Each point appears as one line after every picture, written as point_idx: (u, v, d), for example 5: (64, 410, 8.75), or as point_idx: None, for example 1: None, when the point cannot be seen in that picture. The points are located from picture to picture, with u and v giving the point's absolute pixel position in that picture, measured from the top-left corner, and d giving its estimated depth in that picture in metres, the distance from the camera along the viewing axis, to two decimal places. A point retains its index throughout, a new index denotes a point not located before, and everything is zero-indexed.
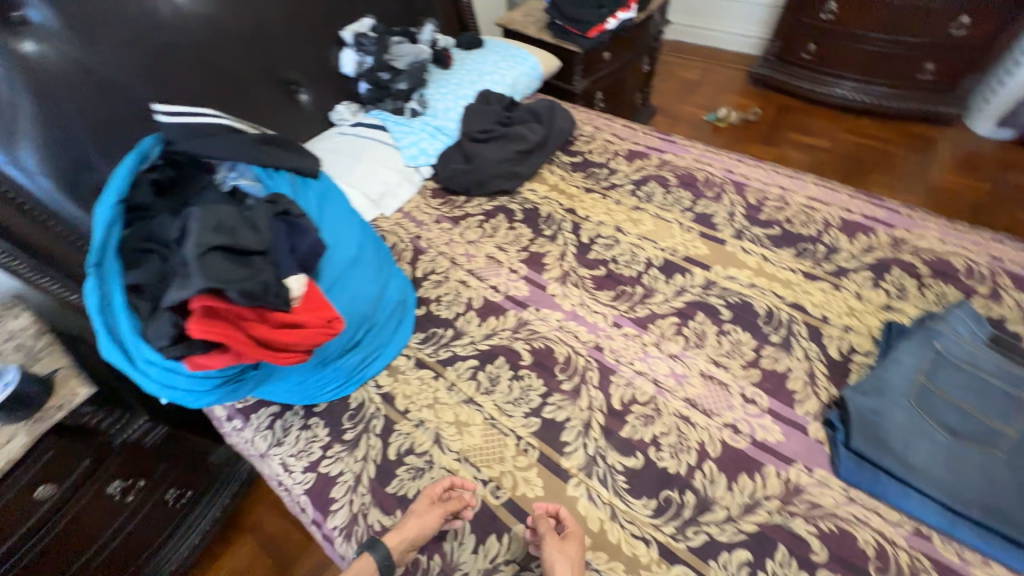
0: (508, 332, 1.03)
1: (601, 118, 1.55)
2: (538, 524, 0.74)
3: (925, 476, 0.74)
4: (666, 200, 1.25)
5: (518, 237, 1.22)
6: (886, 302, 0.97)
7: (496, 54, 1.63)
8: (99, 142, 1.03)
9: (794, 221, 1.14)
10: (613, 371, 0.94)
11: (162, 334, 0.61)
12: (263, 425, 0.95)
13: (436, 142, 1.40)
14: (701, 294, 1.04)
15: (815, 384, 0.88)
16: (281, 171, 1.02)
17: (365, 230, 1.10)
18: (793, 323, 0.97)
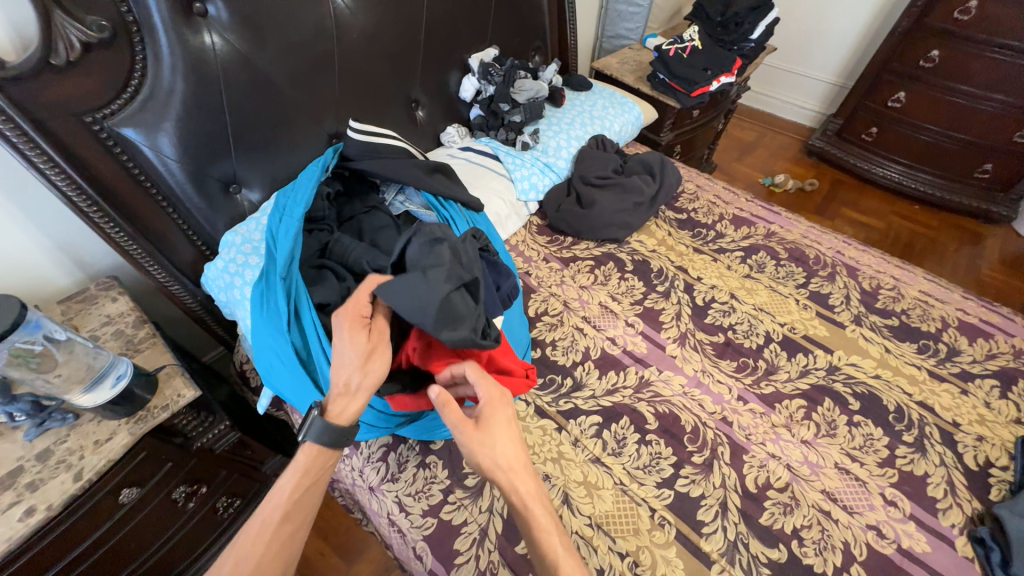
0: (631, 390, 1.01)
1: (702, 178, 1.57)
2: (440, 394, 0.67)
3: None
4: (777, 273, 1.26)
5: (631, 288, 1.21)
6: (1015, 415, 0.97)
7: (604, 99, 1.66)
8: (242, 142, 1.01)
9: (911, 314, 1.15)
10: (744, 450, 0.92)
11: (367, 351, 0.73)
12: (375, 457, 0.91)
13: (547, 178, 1.40)
14: (825, 378, 1.03)
15: (956, 494, 0.86)
16: (450, 203, 1.05)
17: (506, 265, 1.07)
18: (924, 424, 0.95)
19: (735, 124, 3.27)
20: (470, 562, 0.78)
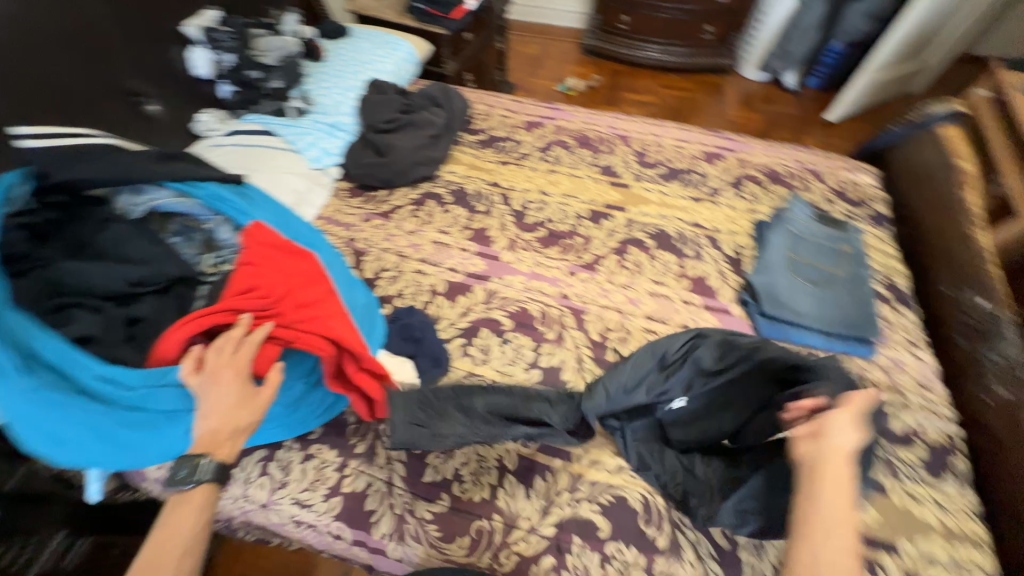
0: (482, 305, 1.08)
1: (489, 96, 1.64)
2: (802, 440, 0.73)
3: (809, 318, 1.03)
4: (572, 160, 1.42)
5: (456, 218, 1.26)
6: (750, 206, 1.28)
7: (367, 41, 1.57)
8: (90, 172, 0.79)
9: (672, 159, 1.41)
10: (583, 312, 1.08)
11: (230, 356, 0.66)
12: (256, 475, 0.85)
13: (337, 138, 1.32)
14: (627, 231, 1.24)
15: (725, 278, 1.14)
16: (203, 182, 0.89)
17: (312, 231, 0.98)
18: (697, 237, 1.22)
19: (519, 42, 3.40)
20: (386, 514, 0.81)
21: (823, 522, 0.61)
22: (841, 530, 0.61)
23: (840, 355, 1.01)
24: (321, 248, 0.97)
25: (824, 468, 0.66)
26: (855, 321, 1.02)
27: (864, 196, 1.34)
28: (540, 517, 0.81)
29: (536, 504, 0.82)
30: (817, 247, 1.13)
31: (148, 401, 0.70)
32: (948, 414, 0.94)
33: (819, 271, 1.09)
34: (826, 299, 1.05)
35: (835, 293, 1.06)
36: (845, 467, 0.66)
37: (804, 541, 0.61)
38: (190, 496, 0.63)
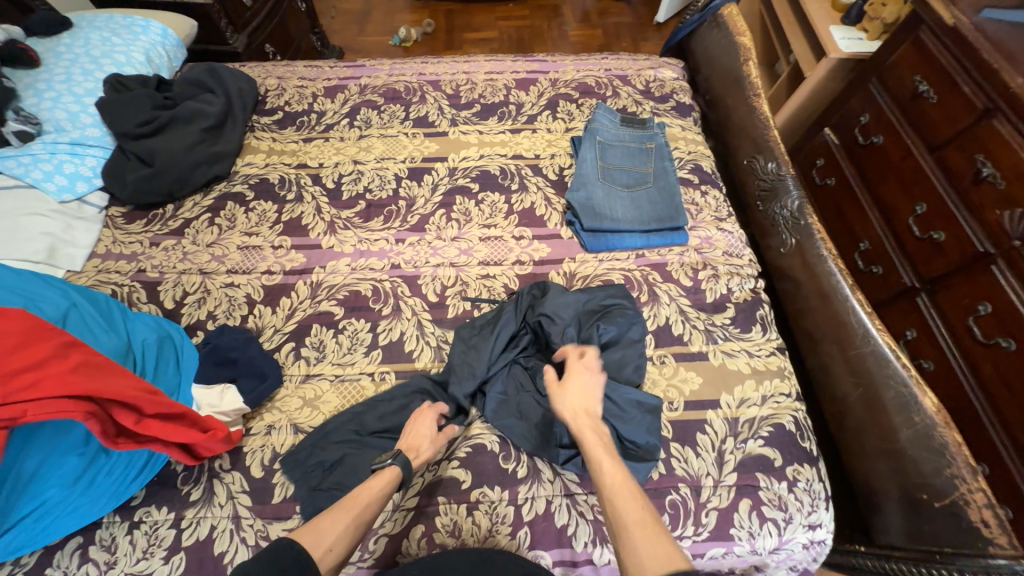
0: (308, 300, 1.00)
1: (279, 68, 1.44)
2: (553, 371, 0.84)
3: (626, 221, 1.07)
4: (383, 119, 1.31)
5: (262, 214, 1.12)
6: (566, 126, 1.28)
7: (101, 29, 1.28)
8: None
9: (486, 95, 1.35)
10: (417, 277, 1.04)
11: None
12: (74, 568, 0.73)
13: (87, 159, 1.10)
14: (450, 181, 1.19)
15: (551, 204, 1.14)
16: None
17: (54, 284, 0.89)
18: (520, 170, 1.20)
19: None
20: (239, 550, 0.76)
21: (607, 494, 0.67)
22: (619, 486, 0.67)
23: (659, 249, 1.07)
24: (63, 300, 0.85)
25: (584, 437, 0.75)
26: (665, 213, 1.08)
27: (669, 89, 1.38)
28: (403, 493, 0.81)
29: None
30: (623, 151, 1.17)
31: None
32: (753, 273, 1.06)
33: (628, 174, 1.14)
34: (638, 199, 1.10)
35: (645, 191, 1.11)
36: (592, 432, 0.75)
37: (611, 514, 0.65)
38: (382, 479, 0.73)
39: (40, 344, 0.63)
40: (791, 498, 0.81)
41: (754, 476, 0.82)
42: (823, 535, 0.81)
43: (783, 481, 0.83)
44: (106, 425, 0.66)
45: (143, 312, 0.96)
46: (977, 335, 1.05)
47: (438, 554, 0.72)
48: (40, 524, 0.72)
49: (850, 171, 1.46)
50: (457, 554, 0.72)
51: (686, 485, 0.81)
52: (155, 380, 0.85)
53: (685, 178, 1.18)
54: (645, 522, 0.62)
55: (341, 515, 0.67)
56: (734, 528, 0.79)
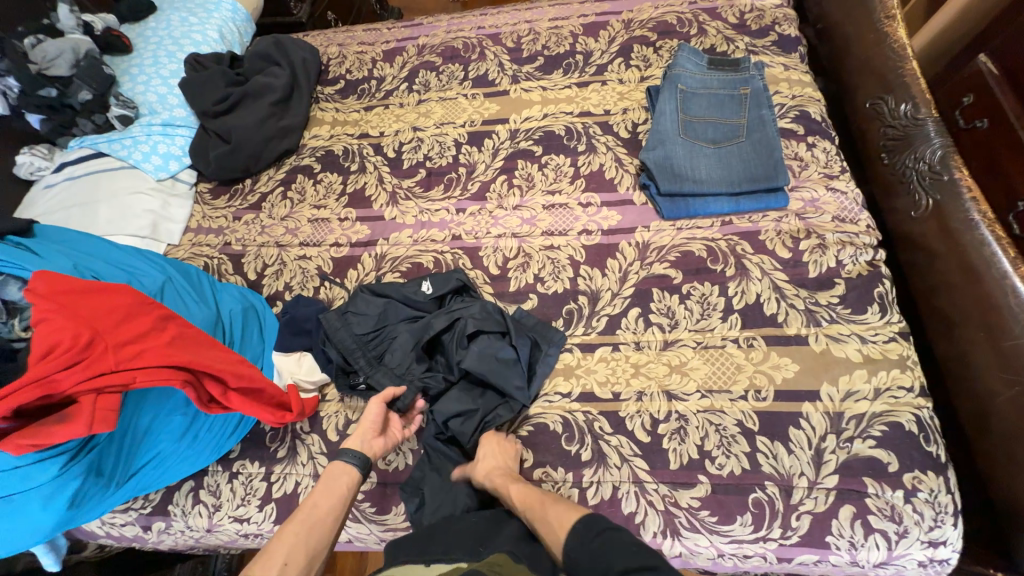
0: (374, 273, 1.02)
1: (340, 34, 1.42)
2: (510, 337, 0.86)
3: (710, 182, 0.94)
4: (441, 81, 1.24)
5: (329, 186, 1.14)
6: (641, 75, 1.13)
7: (179, 9, 1.33)
8: None
9: (550, 45, 1.23)
10: (478, 248, 1.00)
11: (86, 385, 0.64)
12: (189, 507, 0.84)
13: (176, 138, 1.18)
14: (512, 145, 1.11)
15: (622, 165, 1.03)
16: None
17: (156, 260, 0.98)
18: (588, 128, 1.09)
19: None
20: None
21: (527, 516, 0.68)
22: (533, 499, 0.70)
23: (750, 215, 0.93)
24: (158, 274, 0.94)
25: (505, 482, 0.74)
26: (757, 171, 0.93)
27: (770, 19, 1.15)
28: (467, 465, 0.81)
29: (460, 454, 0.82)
30: (708, 100, 1.01)
31: (23, 479, 0.68)
32: (872, 242, 0.89)
33: (713, 127, 0.98)
34: (725, 156, 0.95)
35: (734, 146, 0.96)
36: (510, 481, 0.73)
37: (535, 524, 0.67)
38: (331, 492, 0.72)
39: (142, 316, 0.71)
40: (907, 509, 0.70)
41: (861, 480, 0.71)
42: (947, 554, 0.69)
43: (898, 489, 0.71)
44: (199, 393, 0.74)
45: (230, 283, 1.03)
46: None
47: (503, 511, 0.72)
48: (158, 470, 0.82)
49: (1013, 108, 1.14)
50: (521, 517, 0.72)
51: (774, 484, 0.73)
52: (243, 348, 0.92)
53: (786, 129, 1.00)
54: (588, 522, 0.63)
55: (281, 541, 0.65)
56: (831, 536, 0.70)
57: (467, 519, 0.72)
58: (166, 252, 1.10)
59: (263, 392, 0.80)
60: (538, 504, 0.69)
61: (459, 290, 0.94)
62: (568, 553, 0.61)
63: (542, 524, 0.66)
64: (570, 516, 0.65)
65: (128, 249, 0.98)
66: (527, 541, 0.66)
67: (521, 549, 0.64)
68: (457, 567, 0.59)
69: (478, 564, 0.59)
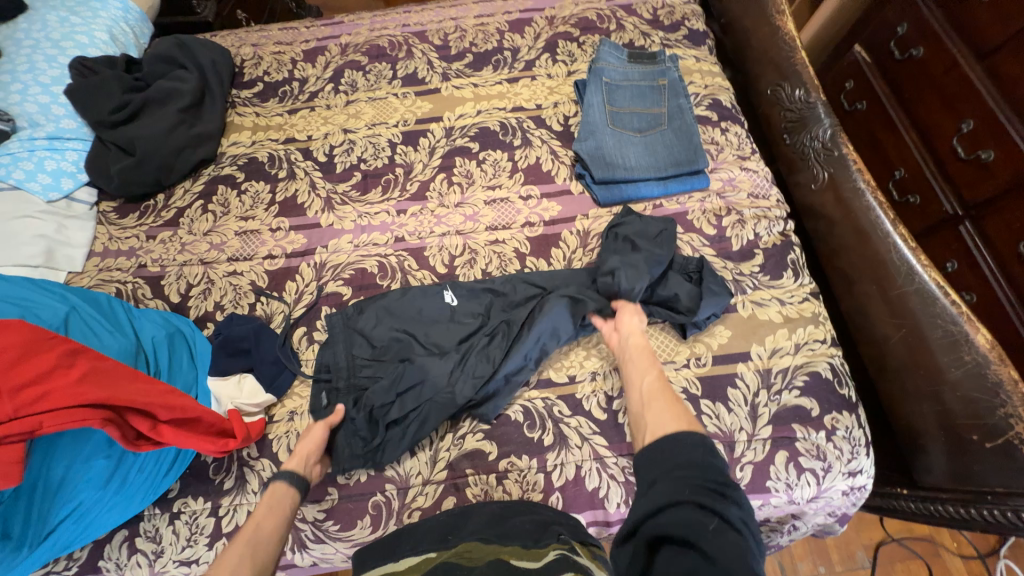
0: (315, 284, 0.97)
1: (253, 33, 1.34)
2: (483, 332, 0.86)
3: (640, 169, 0.99)
4: (369, 81, 1.21)
5: (256, 196, 1.07)
6: (567, 70, 1.17)
7: (56, 7, 1.18)
8: None
9: (477, 42, 1.23)
10: (423, 248, 0.99)
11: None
12: (124, 558, 0.75)
13: (67, 153, 1.05)
14: (448, 143, 1.11)
15: (558, 157, 1.06)
16: None
17: (55, 290, 0.87)
18: (522, 123, 1.11)
19: None
20: None
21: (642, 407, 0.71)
22: (655, 394, 0.72)
23: (678, 197, 1.00)
24: (59, 304, 0.84)
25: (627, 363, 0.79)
26: (680, 156, 1.00)
27: (680, 15, 1.24)
28: (431, 467, 0.80)
29: (422, 457, 0.81)
30: (631, 92, 1.06)
31: None
32: (781, 214, 0.99)
33: (639, 117, 1.04)
34: (651, 144, 1.01)
35: (659, 134, 1.02)
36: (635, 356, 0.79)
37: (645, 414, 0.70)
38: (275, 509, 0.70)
39: (46, 352, 0.63)
40: (830, 447, 0.79)
41: (791, 427, 0.80)
42: (863, 480, 0.79)
43: (821, 430, 0.80)
44: (121, 429, 0.67)
45: (150, 307, 0.94)
46: None
47: (469, 505, 0.72)
48: (80, 525, 0.73)
49: (884, 91, 1.32)
50: (489, 504, 0.72)
51: (719, 441, 0.79)
52: (172, 377, 0.85)
53: (702, 116, 1.08)
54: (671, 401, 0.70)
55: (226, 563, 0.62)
56: (771, 481, 0.77)
57: (428, 519, 0.71)
58: (68, 280, 0.98)
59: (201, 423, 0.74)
60: (655, 397, 0.72)
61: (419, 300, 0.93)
62: (664, 442, 0.62)
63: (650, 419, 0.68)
64: (686, 418, 0.66)
65: (18, 280, 0.86)
66: (495, 525, 0.66)
67: (490, 533, 0.63)
68: (425, 558, 0.60)
69: (448, 552, 0.60)
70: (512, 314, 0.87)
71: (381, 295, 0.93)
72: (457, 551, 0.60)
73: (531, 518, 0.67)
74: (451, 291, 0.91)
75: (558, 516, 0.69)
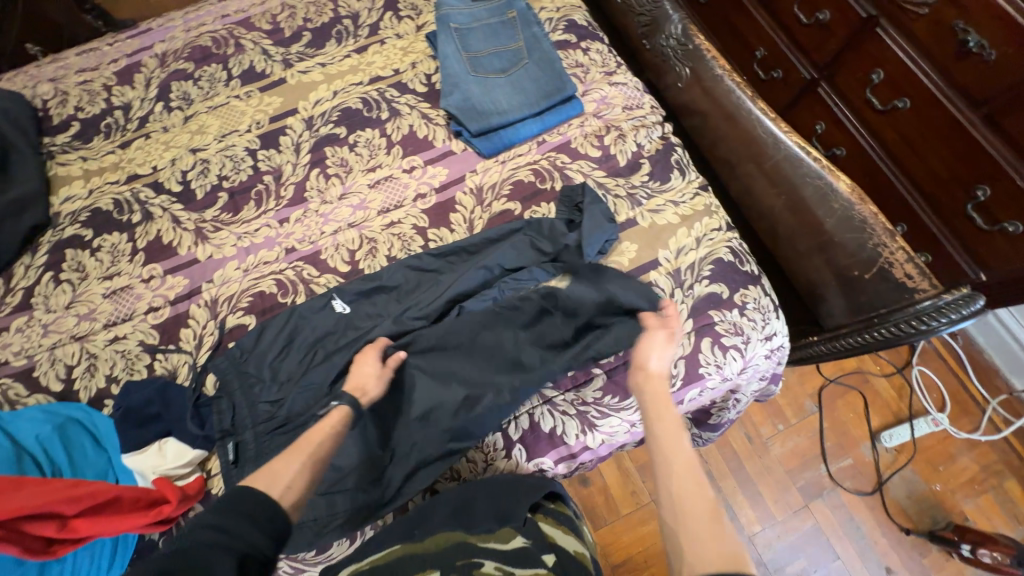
0: (212, 323, 0.89)
1: (46, 67, 1.13)
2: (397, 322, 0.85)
3: (513, 110, 0.97)
4: (203, 89, 1.07)
5: (114, 249, 0.95)
6: (416, 25, 1.10)
7: None
8: None
9: (311, 16, 1.12)
10: (318, 252, 0.93)
11: None
12: None
13: None
14: (312, 134, 1.02)
15: (430, 120, 1.01)
16: None
17: None
18: (384, 94, 1.04)
19: None
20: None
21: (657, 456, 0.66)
22: (671, 446, 0.67)
23: (558, 128, 0.99)
24: None
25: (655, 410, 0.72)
26: (549, 87, 0.98)
27: None
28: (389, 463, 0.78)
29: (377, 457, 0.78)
30: (484, 32, 1.02)
31: None
32: (657, 119, 1.00)
33: (498, 57, 1.00)
34: (517, 81, 0.98)
35: (522, 69, 0.99)
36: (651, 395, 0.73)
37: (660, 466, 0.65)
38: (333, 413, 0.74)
39: None
40: (744, 321, 0.85)
41: (708, 314, 0.85)
42: (780, 341, 0.87)
43: (734, 308, 0.86)
44: (22, 543, 0.65)
45: (27, 406, 0.82)
46: (875, 104, 1.12)
47: (433, 497, 0.71)
48: None
49: None
50: (451, 490, 0.71)
51: None
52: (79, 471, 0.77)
53: (562, 41, 1.06)
54: (679, 449, 0.66)
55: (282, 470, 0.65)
56: (702, 367, 0.83)
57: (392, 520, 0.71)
58: None
59: (121, 507, 0.70)
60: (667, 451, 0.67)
61: (315, 318, 0.87)
62: (689, 518, 0.58)
63: (666, 474, 0.64)
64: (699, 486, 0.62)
65: None
66: (460, 509, 0.67)
67: (456, 520, 0.65)
68: (391, 549, 0.61)
69: (414, 543, 0.61)
70: (408, 305, 0.87)
71: (270, 322, 0.87)
72: (426, 544, 0.61)
73: (492, 493, 0.69)
74: (340, 299, 0.88)
75: (516, 478, 0.73)
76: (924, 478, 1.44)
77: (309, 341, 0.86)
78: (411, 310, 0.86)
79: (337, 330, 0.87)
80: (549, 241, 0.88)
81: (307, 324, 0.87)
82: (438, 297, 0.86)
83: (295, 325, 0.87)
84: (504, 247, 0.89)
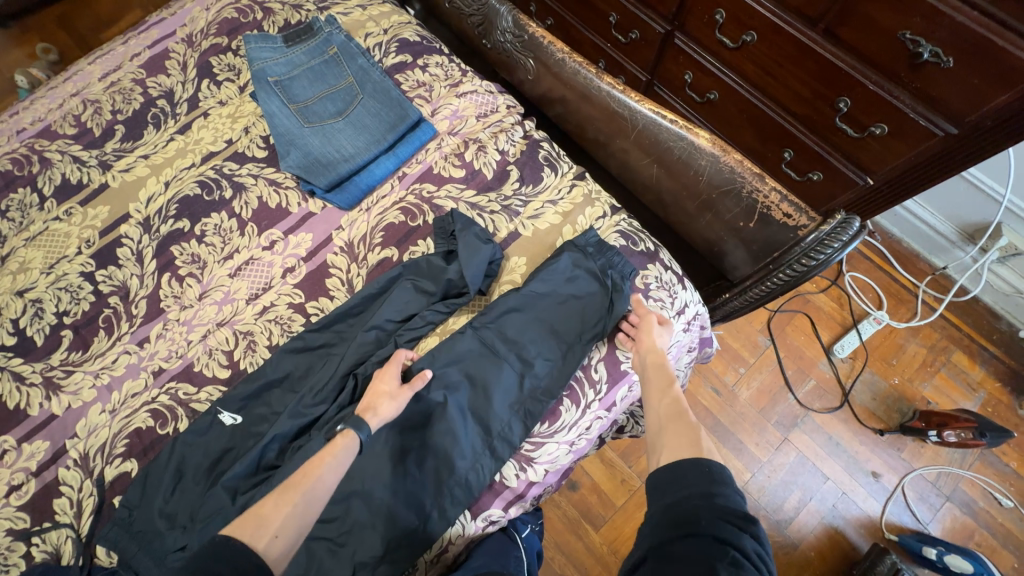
0: (88, 483, 0.77)
1: None
2: (292, 415, 0.76)
3: (361, 153, 0.90)
4: (13, 219, 0.94)
5: None
6: (238, 89, 1.01)
7: None
8: None
9: (119, 107, 1.00)
10: (191, 365, 0.83)
11: None
12: None
13: None
14: (153, 236, 0.91)
15: (278, 184, 0.93)
16: None
17: None
18: (221, 170, 0.95)
19: None
20: None
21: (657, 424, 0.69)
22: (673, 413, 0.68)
23: (415, 156, 0.92)
24: None
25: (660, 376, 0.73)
26: (391, 118, 0.92)
27: None
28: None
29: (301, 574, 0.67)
30: (308, 77, 0.95)
31: None
32: (515, 120, 0.96)
33: (330, 99, 0.93)
34: (357, 120, 0.92)
35: (359, 106, 0.93)
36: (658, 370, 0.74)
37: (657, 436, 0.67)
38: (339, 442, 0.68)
39: None
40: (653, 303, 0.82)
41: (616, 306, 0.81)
42: (693, 310, 0.85)
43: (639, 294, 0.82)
44: None
45: None
46: (727, 43, 1.11)
47: None
48: None
49: None
50: None
51: None
52: None
53: (397, 63, 0.99)
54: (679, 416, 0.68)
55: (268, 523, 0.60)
56: (623, 363, 0.80)
57: None
58: None
59: None
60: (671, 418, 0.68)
61: (202, 440, 0.77)
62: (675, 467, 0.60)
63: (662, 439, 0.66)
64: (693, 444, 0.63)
65: None
66: None
67: None
68: None
69: None
70: (301, 394, 0.77)
71: (154, 462, 0.76)
72: None
73: None
74: (226, 410, 0.78)
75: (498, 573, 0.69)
76: (882, 376, 1.47)
77: (200, 468, 0.75)
78: (305, 398, 0.77)
79: (230, 447, 0.76)
80: (433, 279, 0.82)
81: (193, 452, 0.76)
82: (332, 375, 0.78)
83: (181, 456, 0.75)
84: (388, 299, 0.82)
